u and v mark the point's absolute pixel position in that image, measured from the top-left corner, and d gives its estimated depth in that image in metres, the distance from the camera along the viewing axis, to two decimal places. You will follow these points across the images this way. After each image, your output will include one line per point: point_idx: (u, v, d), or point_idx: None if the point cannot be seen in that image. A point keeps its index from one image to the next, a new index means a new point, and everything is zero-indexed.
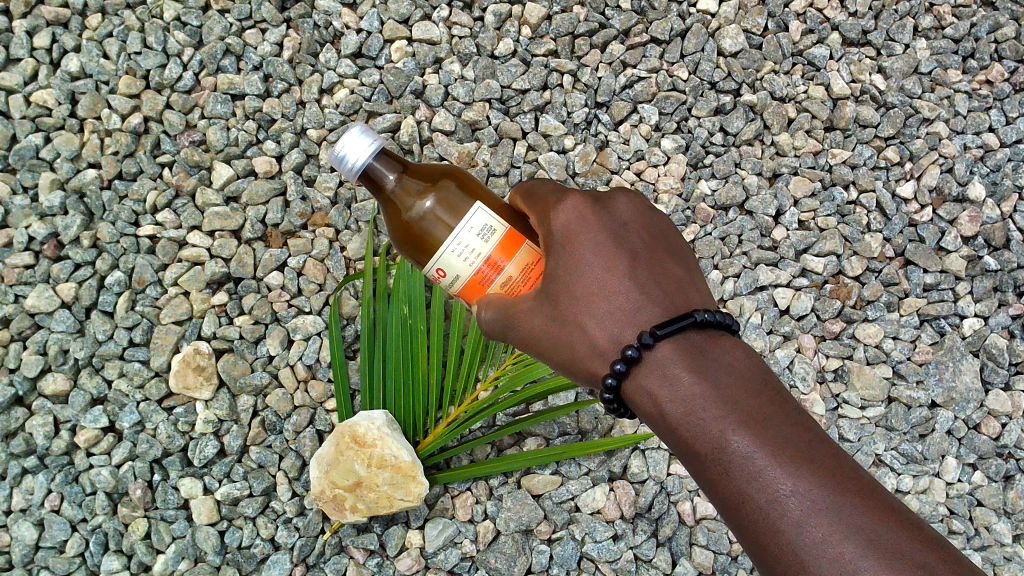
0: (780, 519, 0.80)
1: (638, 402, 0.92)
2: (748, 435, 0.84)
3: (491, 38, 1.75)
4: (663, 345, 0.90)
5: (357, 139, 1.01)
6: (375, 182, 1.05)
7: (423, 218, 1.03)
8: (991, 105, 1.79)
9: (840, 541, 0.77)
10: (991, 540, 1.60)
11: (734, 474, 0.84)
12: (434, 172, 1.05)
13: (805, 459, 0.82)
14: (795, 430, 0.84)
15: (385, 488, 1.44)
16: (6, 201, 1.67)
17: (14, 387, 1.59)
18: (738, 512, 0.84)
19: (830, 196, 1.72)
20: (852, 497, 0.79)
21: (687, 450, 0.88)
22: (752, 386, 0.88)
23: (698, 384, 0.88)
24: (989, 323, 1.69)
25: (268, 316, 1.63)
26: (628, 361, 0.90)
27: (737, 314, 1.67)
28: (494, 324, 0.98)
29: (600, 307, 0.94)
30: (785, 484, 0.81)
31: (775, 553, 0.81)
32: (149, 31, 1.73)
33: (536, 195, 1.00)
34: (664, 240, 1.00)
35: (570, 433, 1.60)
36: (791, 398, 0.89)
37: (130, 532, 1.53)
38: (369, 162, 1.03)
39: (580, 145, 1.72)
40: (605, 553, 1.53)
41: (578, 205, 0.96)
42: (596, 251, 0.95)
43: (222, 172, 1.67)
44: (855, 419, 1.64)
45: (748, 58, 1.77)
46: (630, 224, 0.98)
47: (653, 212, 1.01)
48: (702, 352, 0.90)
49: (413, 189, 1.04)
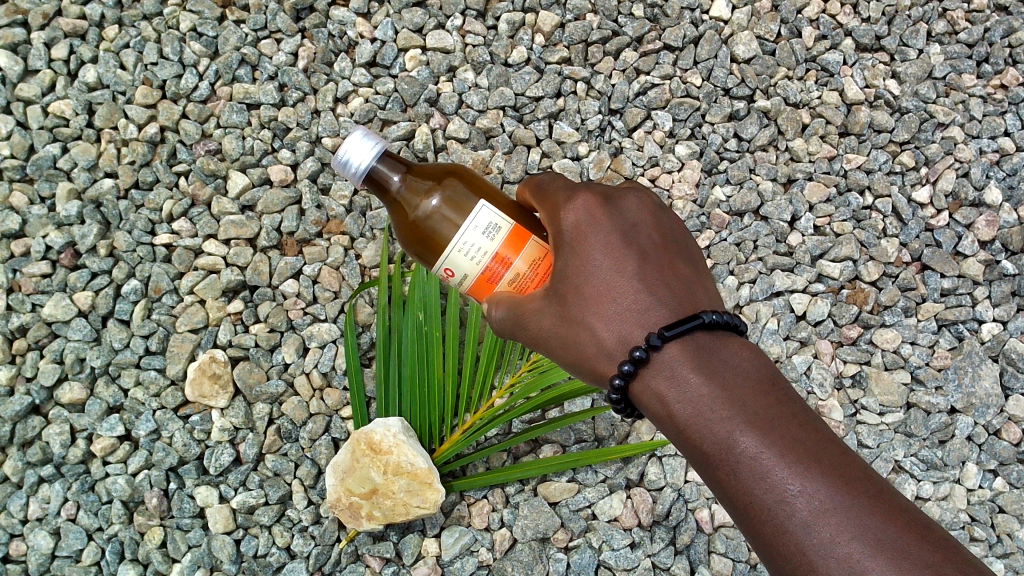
0: (788, 519, 0.80)
1: (645, 403, 0.92)
2: (756, 435, 0.83)
3: (504, 46, 1.76)
4: (670, 346, 0.89)
5: (360, 143, 1.02)
6: (380, 184, 1.06)
7: (430, 217, 1.03)
8: (1007, 109, 1.78)
9: (849, 541, 0.76)
10: (1014, 548, 1.57)
11: (743, 475, 0.83)
12: (438, 171, 1.05)
13: (814, 458, 0.81)
14: (804, 430, 0.83)
15: (401, 495, 1.44)
16: (24, 211, 1.69)
17: (31, 396, 1.60)
18: (746, 512, 0.84)
19: (846, 201, 1.72)
20: (861, 497, 0.78)
21: (694, 451, 0.87)
22: (761, 386, 0.86)
23: (706, 386, 0.87)
24: (1007, 328, 1.68)
25: (283, 323, 1.63)
26: (635, 362, 0.90)
27: (754, 321, 1.66)
28: (504, 323, 0.98)
29: (609, 307, 0.93)
30: (793, 484, 0.80)
31: (784, 553, 0.80)
32: (166, 42, 1.75)
33: (546, 191, 0.99)
34: (674, 240, 0.99)
35: (586, 440, 1.59)
36: (799, 399, 0.88)
37: (146, 540, 1.53)
38: (372, 165, 1.04)
39: (594, 152, 1.72)
40: (623, 562, 1.52)
41: (589, 204, 0.95)
42: (605, 252, 0.94)
43: (238, 181, 1.68)
44: (874, 426, 1.62)
45: (760, 65, 1.77)
46: (640, 224, 0.96)
47: (662, 212, 1.00)
48: (711, 352, 0.89)
49: (419, 188, 1.04)
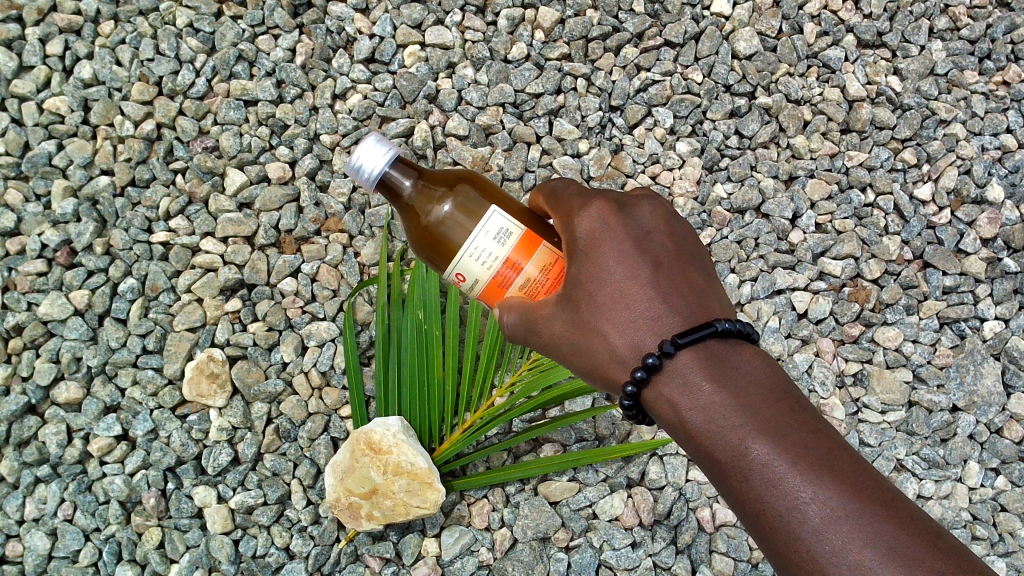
0: (800, 526, 0.79)
1: (657, 409, 0.91)
2: (768, 442, 0.82)
3: (504, 42, 1.75)
4: (683, 354, 0.88)
5: (373, 149, 1.01)
6: (393, 190, 1.05)
7: (442, 223, 1.02)
8: (1008, 106, 1.78)
9: (860, 548, 0.76)
10: (1015, 546, 1.57)
11: (754, 482, 0.82)
12: (450, 177, 1.05)
13: (825, 466, 0.80)
14: (816, 438, 0.82)
15: (401, 495, 1.43)
16: (19, 209, 1.67)
17: (27, 395, 1.58)
18: (757, 519, 0.83)
19: (847, 199, 1.71)
20: (872, 505, 0.77)
21: (706, 458, 0.87)
22: (773, 394, 0.86)
23: (719, 394, 0.86)
24: (1009, 326, 1.67)
25: (281, 322, 1.62)
26: (648, 369, 0.89)
27: (755, 319, 1.65)
28: (516, 329, 0.97)
29: (622, 315, 0.92)
30: (805, 491, 0.79)
31: (796, 560, 0.80)
32: (162, 38, 1.73)
33: (559, 197, 0.98)
34: (686, 248, 0.98)
35: (587, 439, 1.58)
36: (811, 407, 0.87)
37: (144, 541, 1.52)
38: (385, 170, 1.03)
39: (594, 149, 1.71)
40: (624, 561, 1.51)
41: (603, 211, 0.94)
42: (619, 259, 0.93)
43: (235, 178, 1.67)
44: (875, 424, 1.61)
45: (762, 61, 1.76)
46: (654, 232, 0.95)
47: (675, 219, 0.99)
48: (723, 359, 0.88)
49: (431, 194, 1.03)
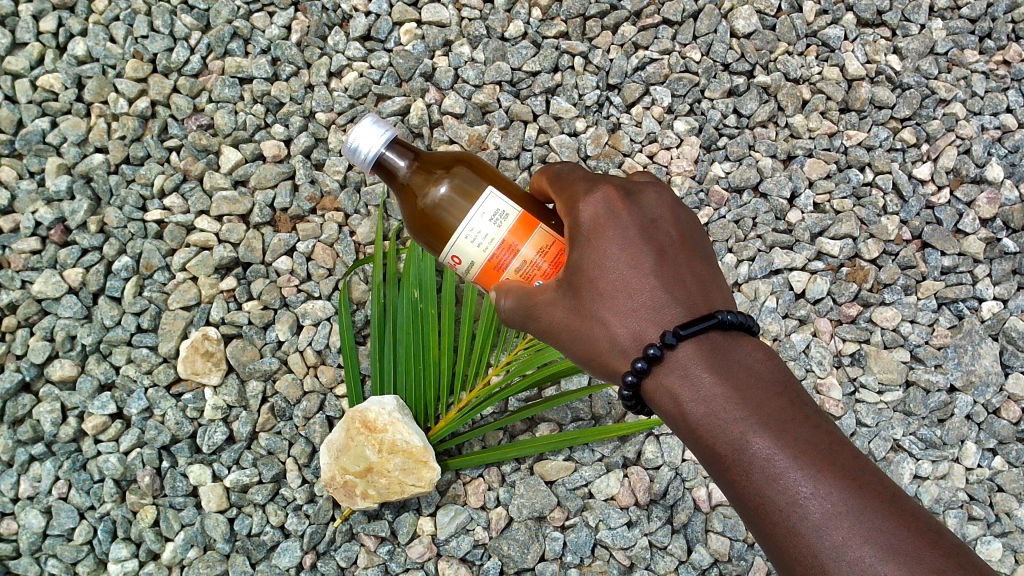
0: (800, 521, 0.78)
1: (657, 401, 0.90)
2: (769, 437, 0.82)
3: (501, 20, 1.73)
4: (685, 345, 0.87)
5: (370, 130, 1.01)
6: (389, 172, 1.04)
7: (438, 205, 1.01)
8: (1009, 86, 1.76)
9: (860, 544, 0.75)
10: (1012, 526, 1.56)
11: (755, 476, 0.81)
12: (447, 159, 1.04)
13: (827, 461, 0.80)
14: (817, 434, 0.82)
15: (396, 473, 1.42)
16: (13, 187, 1.67)
17: (21, 373, 1.58)
18: (757, 514, 0.82)
19: (845, 177, 1.70)
20: (874, 500, 0.77)
21: (707, 451, 0.86)
22: (774, 389, 0.85)
23: (720, 386, 0.85)
24: (1007, 306, 1.66)
25: (276, 301, 1.61)
26: (649, 359, 0.88)
27: (752, 299, 1.65)
28: (514, 313, 0.96)
29: (623, 303, 0.92)
30: (805, 486, 0.79)
31: (796, 555, 0.79)
32: (156, 15, 1.72)
33: (564, 181, 0.98)
34: (691, 237, 0.97)
35: (583, 419, 1.58)
36: (811, 402, 0.86)
37: (138, 519, 1.52)
38: (381, 152, 1.02)
39: (591, 128, 1.70)
40: (620, 540, 1.51)
41: (608, 197, 0.94)
42: (622, 247, 0.92)
43: (230, 156, 1.66)
44: (873, 404, 1.61)
45: (760, 39, 1.75)
46: (659, 220, 0.95)
47: (680, 208, 0.98)
48: (725, 352, 0.88)
49: (427, 176, 1.02)
